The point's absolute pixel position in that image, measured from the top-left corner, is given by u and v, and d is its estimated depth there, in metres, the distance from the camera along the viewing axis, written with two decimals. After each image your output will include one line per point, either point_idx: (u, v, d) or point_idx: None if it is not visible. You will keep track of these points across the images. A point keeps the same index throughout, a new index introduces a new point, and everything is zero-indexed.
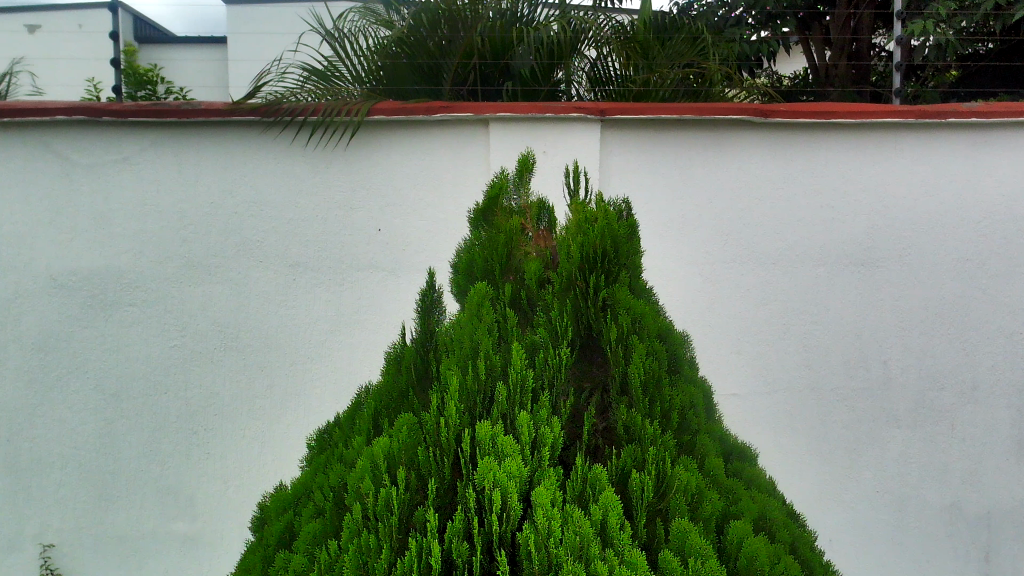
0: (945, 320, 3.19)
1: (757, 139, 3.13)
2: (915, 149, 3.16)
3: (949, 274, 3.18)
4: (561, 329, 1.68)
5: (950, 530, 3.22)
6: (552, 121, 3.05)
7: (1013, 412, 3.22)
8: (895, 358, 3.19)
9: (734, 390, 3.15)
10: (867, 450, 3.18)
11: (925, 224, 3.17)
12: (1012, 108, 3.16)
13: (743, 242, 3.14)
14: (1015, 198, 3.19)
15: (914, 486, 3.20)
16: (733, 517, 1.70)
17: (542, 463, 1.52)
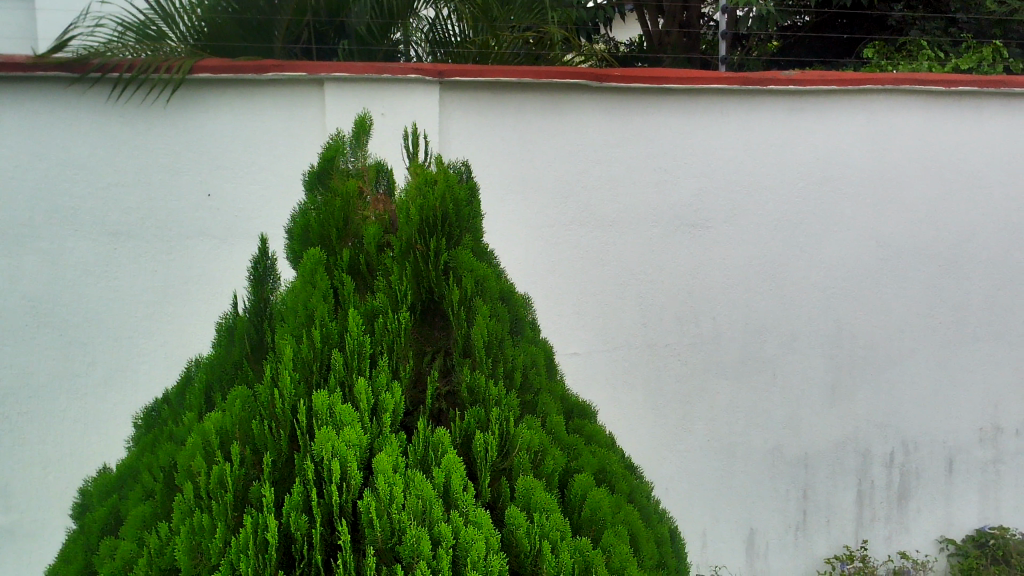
0: (766, 276, 3.39)
1: (594, 103, 3.19)
2: (737, 115, 3.33)
3: (769, 233, 3.38)
4: (401, 295, 1.65)
5: (773, 473, 3.45)
6: (389, 83, 2.99)
7: (827, 360, 3.48)
8: (723, 314, 3.36)
9: (575, 350, 3.23)
10: (699, 402, 3.35)
11: (749, 186, 3.35)
12: (827, 76, 3.37)
13: (581, 205, 3.20)
14: (828, 161, 3.42)
15: (741, 433, 3.41)
16: (575, 471, 1.76)
17: (383, 429, 1.50)
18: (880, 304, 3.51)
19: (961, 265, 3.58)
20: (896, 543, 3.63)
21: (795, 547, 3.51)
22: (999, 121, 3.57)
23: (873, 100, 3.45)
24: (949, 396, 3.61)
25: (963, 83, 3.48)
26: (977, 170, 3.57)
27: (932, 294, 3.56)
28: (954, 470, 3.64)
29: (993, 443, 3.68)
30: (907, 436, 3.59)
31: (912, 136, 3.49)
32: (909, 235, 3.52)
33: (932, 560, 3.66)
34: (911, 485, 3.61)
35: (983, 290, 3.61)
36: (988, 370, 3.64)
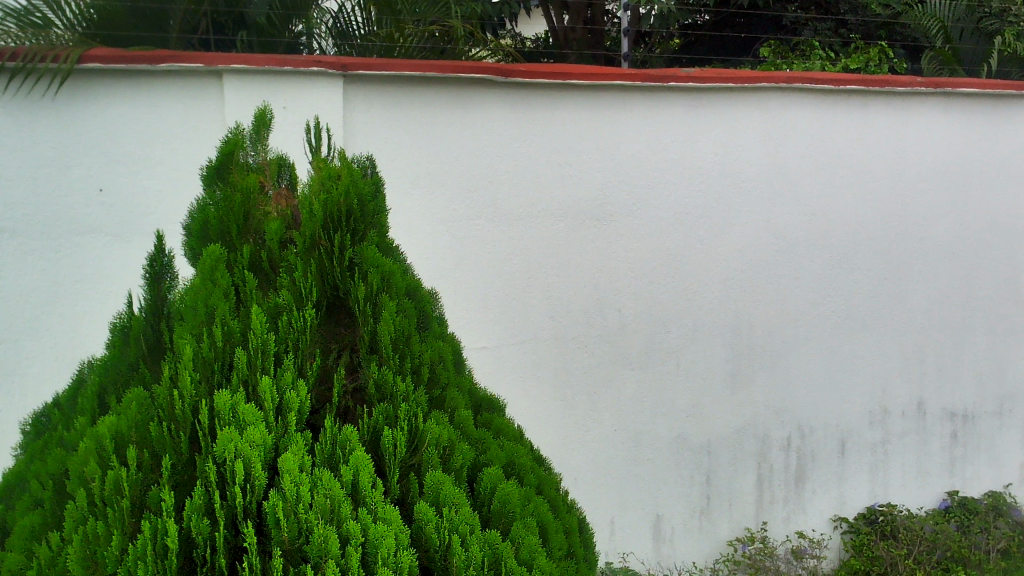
0: (669, 268, 3.48)
1: (499, 97, 3.21)
2: (639, 111, 3.40)
3: (671, 226, 3.47)
4: (305, 291, 1.63)
5: (677, 460, 3.55)
6: (292, 76, 2.93)
7: (728, 349, 3.59)
8: (628, 306, 3.43)
9: (484, 344, 3.24)
10: (605, 393, 3.41)
11: (652, 180, 3.43)
12: (724, 74, 3.48)
13: (488, 200, 3.21)
14: (726, 157, 3.53)
15: (647, 423, 3.48)
16: (484, 465, 1.77)
17: (288, 428, 1.48)
18: (777, 294, 3.64)
19: (851, 255, 3.75)
20: (794, 523, 3.77)
21: (699, 532, 3.61)
22: (884, 119, 3.75)
23: (768, 98, 3.58)
24: (841, 381, 3.78)
25: (850, 82, 3.64)
26: (864, 165, 3.74)
27: (824, 284, 3.72)
28: (847, 452, 3.82)
29: (882, 425, 3.87)
30: (803, 421, 3.74)
31: (804, 132, 3.64)
32: (803, 228, 3.66)
33: (828, 538, 3.82)
34: (807, 468, 3.77)
35: (871, 280, 3.79)
36: (876, 356, 3.83)
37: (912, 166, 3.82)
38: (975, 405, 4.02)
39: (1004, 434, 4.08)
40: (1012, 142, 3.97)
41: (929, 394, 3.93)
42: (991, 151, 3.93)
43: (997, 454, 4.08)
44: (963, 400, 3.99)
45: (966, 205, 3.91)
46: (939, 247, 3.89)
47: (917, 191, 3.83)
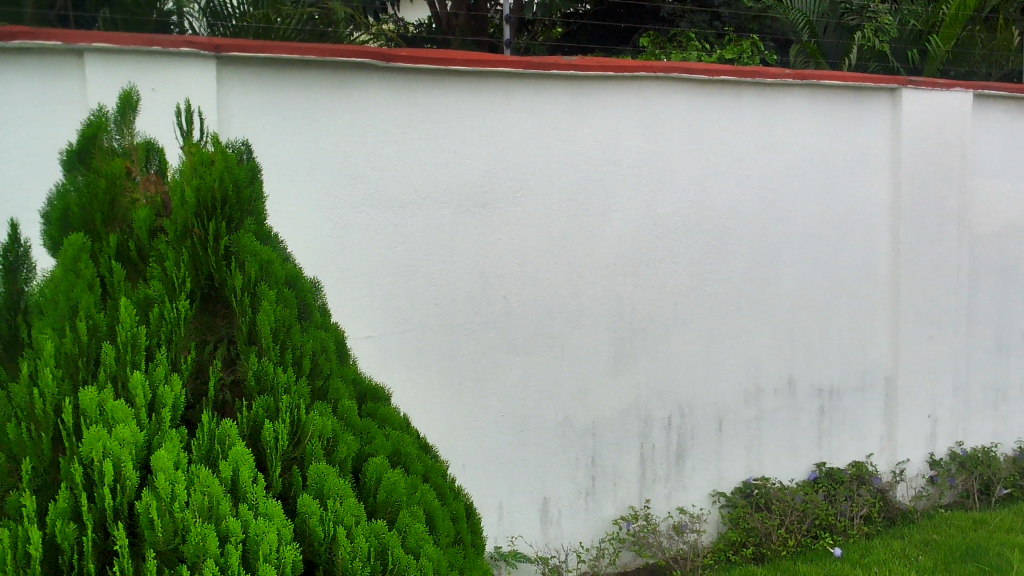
0: (553, 254, 3.52)
1: (381, 82, 3.16)
2: (522, 98, 3.42)
3: (554, 212, 3.51)
4: (179, 282, 1.57)
5: (563, 443, 3.60)
6: (161, 57, 2.80)
7: (610, 333, 3.67)
8: (513, 292, 3.45)
9: (369, 333, 3.19)
10: (492, 379, 3.43)
11: (535, 167, 3.46)
12: (604, 63, 3.53)
13: (371, 186, 3.17)
14: (607, 144, 3.60)
15: (533, 407, 3.53)
16: (368, 456, 1.74)
17: (162, 425, 1.42)
18: (656, 278, 3.75)
19: (725, 240, 3.89)
20: (675, 499, 3.89)
21: (584, 512, 3.68)
22: (754, 109, 3.91)
23: (646, 87, 3.66)
24: (718, 361, 3.93)
25: (724, 73, 3.77)
26: (737, 153, 3.89)
27: (701, 268, 3.85)
28: (724, 429, 3.97)
29: (756, 402, 4.04)
30: (682, 401, 3.86)
31: (681, 121, 3.75)
32: (681, 214, 3.78)
33: (706, 512, 3.96)
34: (687, 445, 3.90)
35: (744, 263, 3.95)
36: (750, 337, 3.99)
37: (781, 154, 3.99)
38: (840, 381, 4.25)
39: (867, 407, 4.33)
40: (871, 133, 4.20)
41: (798, 371, 4.14)
42: (853, 141, 4.16)
43: (861, 426, 4.32)
44: (829, 376, 4.22)
45: (830, 191, 4.13)
46: (806, 232, 4.09)
47: (785, 178, 4.01)
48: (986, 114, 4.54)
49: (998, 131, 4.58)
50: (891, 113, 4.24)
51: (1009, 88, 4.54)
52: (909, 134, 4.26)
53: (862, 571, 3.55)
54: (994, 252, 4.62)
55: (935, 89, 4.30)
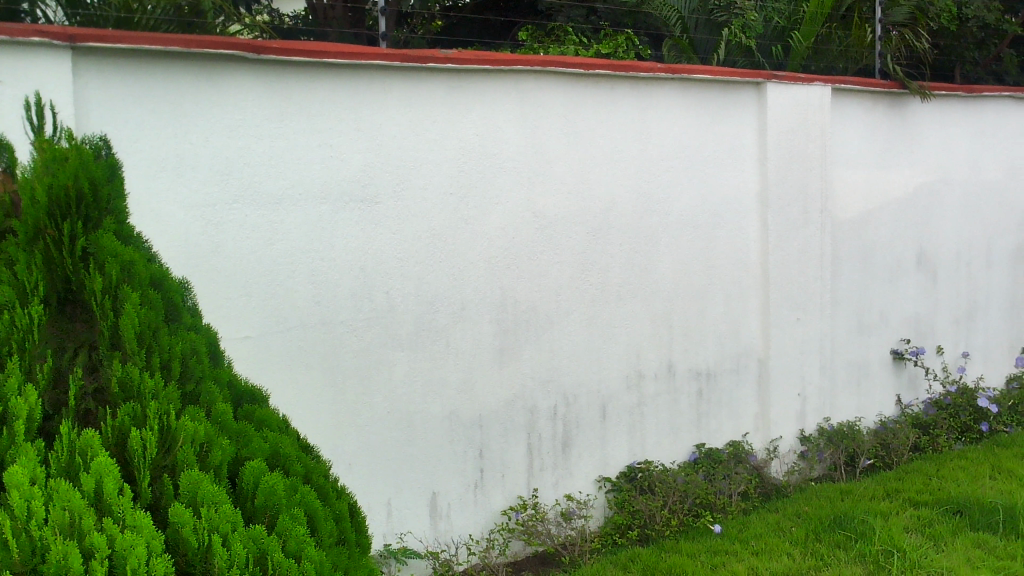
0: (435, 248, 3.51)
1: (252, 75, 3.07)
2: (400, 91, 3.39)
3: (435, 206, 3.50)
4: (30, 286, 1.56)
5: (451, 437, 3.60)
6: (9, 46, 2.61)
7: (495, 325, 3.69)
8: (396, 287, 3.42)
9: (246, 334, 3.10)
10: (376, 376, 3.39)
11: (414, 160, 3.44)
12: (481, 55, 3.53)
13: (244, 182, 3.07)
14: (486, 138, 3.61)
15: (419, 402, 3.51)
16: (245, 459, 1.70)
17: (16, 439, 1.44)
18: (538, 269, 3.79)
19: (604, 231, 3.97)
20: (563, 487, 3.95)
21: (473, 505, 3.69)
22: (629, 103, 4.00)
23: (523, 80, 3.69)
24: (600, 349, 4.01)
25: (599, 67, 3.84)
26: (613, 145, 3.97)
27: (581, 259, 3.92)
28: (608, 415, 4.06)
29: (638, 388, 4.15)
30: (566, 390, 3.92)
31: (558, 114, 3.80)
32: (560, 206, 3.83)
33: (593, 498, 4.04)
34: (573, 434, 3.96)
35: (622, 253, 4.04)
36: (630, 325, 4.10)
37: (655, 146, 4.10)
38: (716, 364, 4.42)
39: (742, 388, 4.51)
40: (740, 125, 4.37)
41: (677, 357, 4.27)
42: (723, 133, 4.31)
43: (737, 407, 4.50)
44: (706, 359, 4.38)
45: (703, 181, 4.27)
46: (681, 221, 4.22)
47: (660, 169, 4.13)
48: (843, 107, 4.80)
49: (854, 123, 4.85)
50: (757, 106, 4.42)
51: (863, 83, 4.81)
52: (775, 127, 4.45)
53: (740, 546, 3.71)
54: (853, 238, 4.89)
55: (797, 83, 4.51)
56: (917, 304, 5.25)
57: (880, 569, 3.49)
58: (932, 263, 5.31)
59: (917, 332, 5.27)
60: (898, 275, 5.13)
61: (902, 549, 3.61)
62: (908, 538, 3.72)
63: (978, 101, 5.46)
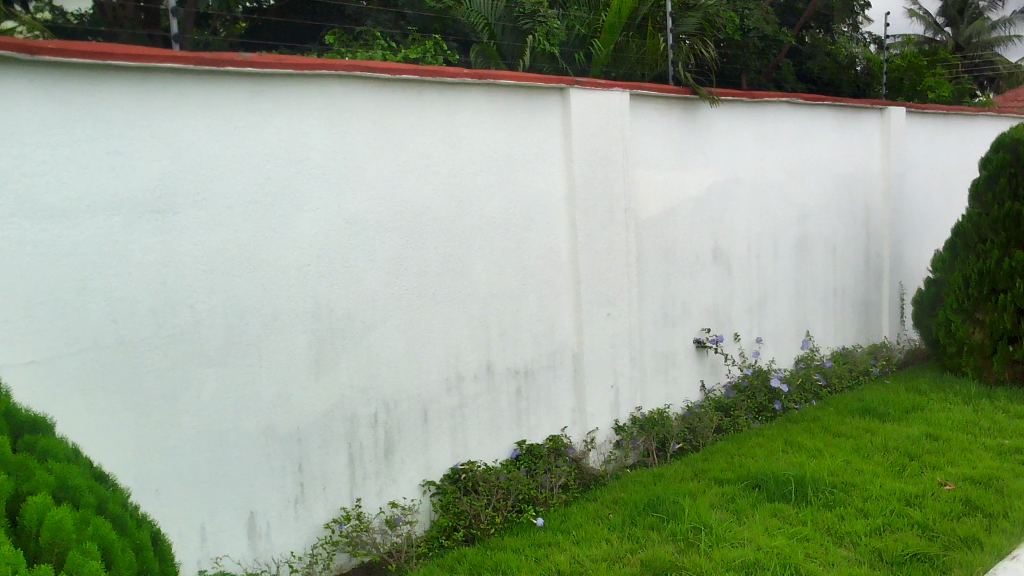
0: (243, 258, 3.38)
1: (27, 78, 2.84)
2: (196, 95, 3.24)
3: (240, 216, 3.37)
4: None
5: (267, 453, 3.48)
6: None
7: (309, 335, 3.60)
8: (201, 301, 3.27)
9: (32, 358, 2.87)
10: (183, 395, 3.23)
11: (215, 168, 3.29)
12: (281, 59, 3.43)
13: (23, 195, 2.84)
14: (291, 144, 3.52)
15: (231, 420, 3.37)
16: (28, 495, 1.68)
17: None
18: (352, 277, 3.74)
19: (417, 236, 3.98)
20: (387, 494, 3.91)
21: (294, 520, 3.59)
22: (437, 108, 4.02)
23: (328, 85, 3.62)
24: (419, 354, 4.01)
25: (404, 73, 3.83)
26: (423, 150, 3.98)
27: (395, 265, 3.90)
28: (429, 419, 4.06)
29: (457, 390, 4.18)
30: (386, 396, 3.89)
31: (367, 119, 3.76)
32: (372, 212, 3.80)
33: (417, 503, 4.03)
34: (395, 440, 3.93)
35: (437, 256, 4.07)
36: (448, 328, 4.12)
37: (465, 151, 4.16)
38: (533, 361, 4.53)
39: (559, 384, 4.66)
40: (545, 130, 4.51)
41: (495, 357, 4.34)
42: (529, 137, 4.43)
43: (555, 402, 4.64)
44: (523, 358, 4.48)
45: (513, 185, 4.37)
46: (493, 224, 4.30)
47: (470, 173, 4.19)
48: (641, 112, 5.06)
49: (652, 126, 5.12)
50: (562, 110, 4.57)
51: (659, 89, 5.08)
52: (580, 130, 4.62)
53: (562, 537, 3.84)
54: (655, 235, 5.17)
55: (598, 89, 4.69)
56: (715, 294, 5.63)
57: (689, 546, 3.71)
58: (726, 256, 5.71)
59: (716, 321, 5.64)
60: (697, 269, 5.47)
61: (708, 525, 3.86)
62: (714, 514, 3.99)
63: (760, 106, 5.91)
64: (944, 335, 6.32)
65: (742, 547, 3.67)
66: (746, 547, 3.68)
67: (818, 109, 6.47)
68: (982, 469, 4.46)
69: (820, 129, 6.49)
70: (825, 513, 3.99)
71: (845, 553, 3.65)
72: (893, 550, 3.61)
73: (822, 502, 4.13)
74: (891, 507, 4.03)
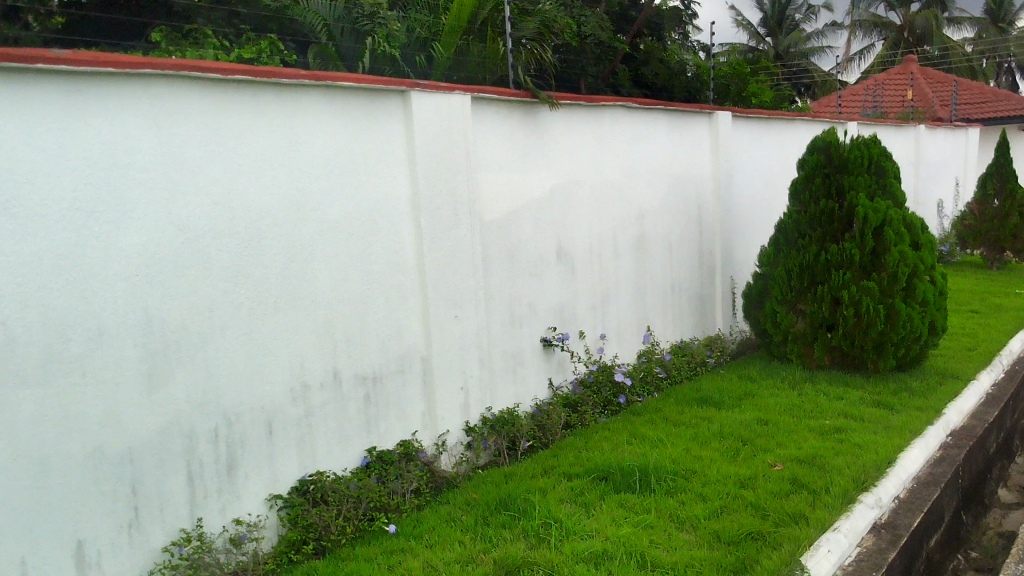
0: (61, 270, 3.15)
1: None
2: (3, 94, 2.98)
3: (57, 224, 3.14)
4: None
5: (96, 476, 3.26)
6: None
7: (139, 350, 3.40)
8: (14, 318, 3.02)
9: None
10: None
11: (25, 173, 3.05)
12: (101, 57, 3.22)
13: None
14: (114, 147, 3.31)
15: (54, 444, 3.13)
16: None
17: None
18: (186, 287, 3.56)
19: (256, 243, 3.84)
20: (230, 512, 3.76)
21: (128, 546, 3.38)
22: (273, 110, 3.90)
23: (153, 85, 3.43)
24: (261, 364, 3.87)
25: (237, 73, 3.68)
26: (259, 154, 3.85)
27: (233, 273, 3.75)
28: (274, 431, 3.93)
29: (303, 400, 4.07)
30: (227, 410, 3.73)
31: (197, 121, 3.59)
32: (206, 218, 3.64)
33: (264, 518, 3.90)
34: (237, 455, 3.78)
35: (277, 263, 3.94)
36: (291, 337, 4.01)
37: (304, 155, 4.05)
38: (381, 367, 4.48)
39: (408, 388, 4.63)
40: (387, 133, 4.46)
41: (341, 364, 4.26)
42: (371, 140, 4.38)
43: (405, 407, 4.60)
44: (371, 364, 4.42)
45: (355, 189, 4.31)
46: (335, 229, 4.22)
47: (310, 177, 4.09)
48: (482, 115, 5.10)
49: (494, 130, 5.18)
50: (403, 113, 4.54)
51: (499, 92, 5.13)
52: (423, 133, 4.60)
53: (415, 542, 3.83)
54: (500, 237, 5.23)
55: (439, 92, 4.68)
56: (560, 294, 5.76)
57: (540, 542, 3.78)
58: (570, 256, 5.85)
59: (561, 319, 5.77)
60: (542, 269, 5.58)
61: (558, 520, 3.94)
62: (564, 508, 4.08)
63: (598, 110, 6.10)
64: (771, 325, 6.75)
65: (591, 539, 3.78)
66: (594, 538, 3.78)
67: (653, 113, 6.74)
68: (806, 449, 4.79)
69: (654, 132, 6.77)
70: (667, 500, 4.17)
71: (687, 537, 3.82)
72: (730, 531, 3.82)
73: (665, 489, 4.31)
74: (727, 490, 4.26)
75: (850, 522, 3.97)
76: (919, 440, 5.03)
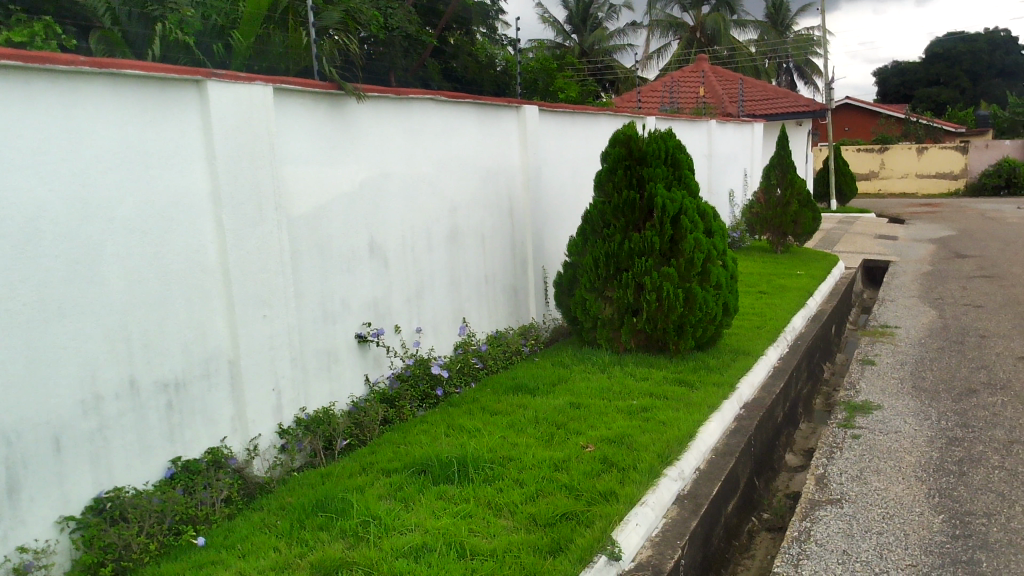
0: None
1: None
2: None
3: None
4: None
5: None
6: None
7: None
8: None
9: None
10: None
11: None
12: None
13: None
14: None
15: None
16: None
17: None
18: None
19: (33, 244, 3.51)
20: (13, 539, 3.43)
21: None
22: (49, 98, 3.58)
23: None
24: (45, 376, 3.56)
25: (6, 57, 3.34)
26: (34, 146, 3.52)
27: (8, 277, 3.41)
28: (63, 448, 3.63)
29: (96, 412, 3.78)
30: (6, 428, 3.39)
31: None
32: None
33: (54, 543, 3.59)
34: (21, 475, 3.46)
35: (60, 265, 3.63)
36: (79, 345, 3.71)
37: (87, 147, 3.75)
38: (183, 372, 4.24)
39: (214, 393, 4.41)
40: (181, 125, 4.21)
41: (138, 371, 3.99)
42: (164, 132, 4.12)
43: (211, 413, 4.39)
44: (171, 370, 4.17)
45: (147, 184, 4.04)
46: (127, 227, 3.94)
47: (96, 171, 3.79)
48: (285, 107, 4.93)
49: (299, 122, 5.03)
50: (199, 103, 4.31)
51: (303, 84, 4.98)
52: (222, 125, 4.39)
53: (226, 553, 3.68)
54: (309, 233, 5.09)
55: (238, 82, 4.48)
56: (373, 289, 5.69)
57: (359, 540, 3.73)
58: (382, 249, 5.79)
59: (375, 314, 5.70)
60: (354, 264, 5.49)
61: (377, 517, 3.90)
62: (382, 505, 4.05)
63: (407, 102, 6.06)
64: (580, 312, 7.00)
65: (411, 533, 3.77)
66: (414, 532, 3.78)
67: (462, 106, 6.79)
68: (615, 429, 5.01)
69: (464, 125, 6.82)
70: (485, 488, 4.23)
71: (504, 523, 3.89)
72: (546, 513, 3.94)
73: (482, 478, 4.37)
74: (543, 473, 4.38)
75: (655, 495, 4.20)
76: (715, 414, 5.40)
